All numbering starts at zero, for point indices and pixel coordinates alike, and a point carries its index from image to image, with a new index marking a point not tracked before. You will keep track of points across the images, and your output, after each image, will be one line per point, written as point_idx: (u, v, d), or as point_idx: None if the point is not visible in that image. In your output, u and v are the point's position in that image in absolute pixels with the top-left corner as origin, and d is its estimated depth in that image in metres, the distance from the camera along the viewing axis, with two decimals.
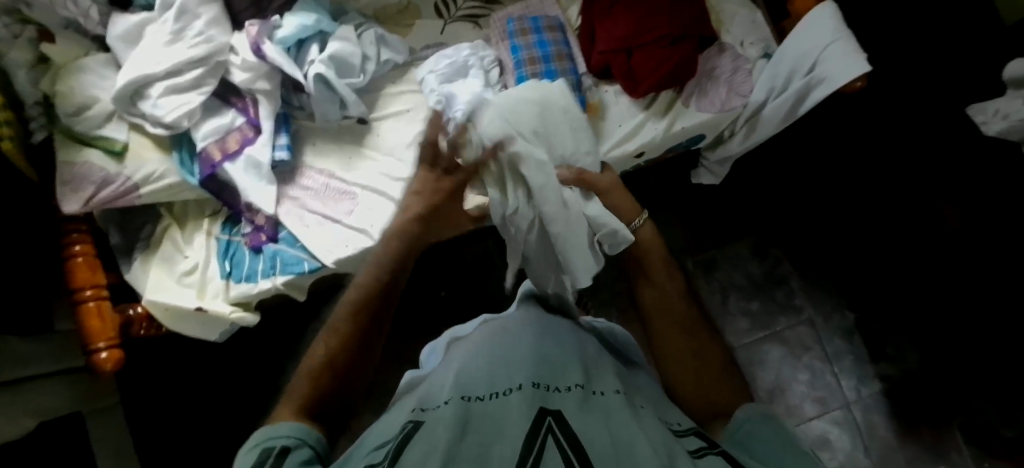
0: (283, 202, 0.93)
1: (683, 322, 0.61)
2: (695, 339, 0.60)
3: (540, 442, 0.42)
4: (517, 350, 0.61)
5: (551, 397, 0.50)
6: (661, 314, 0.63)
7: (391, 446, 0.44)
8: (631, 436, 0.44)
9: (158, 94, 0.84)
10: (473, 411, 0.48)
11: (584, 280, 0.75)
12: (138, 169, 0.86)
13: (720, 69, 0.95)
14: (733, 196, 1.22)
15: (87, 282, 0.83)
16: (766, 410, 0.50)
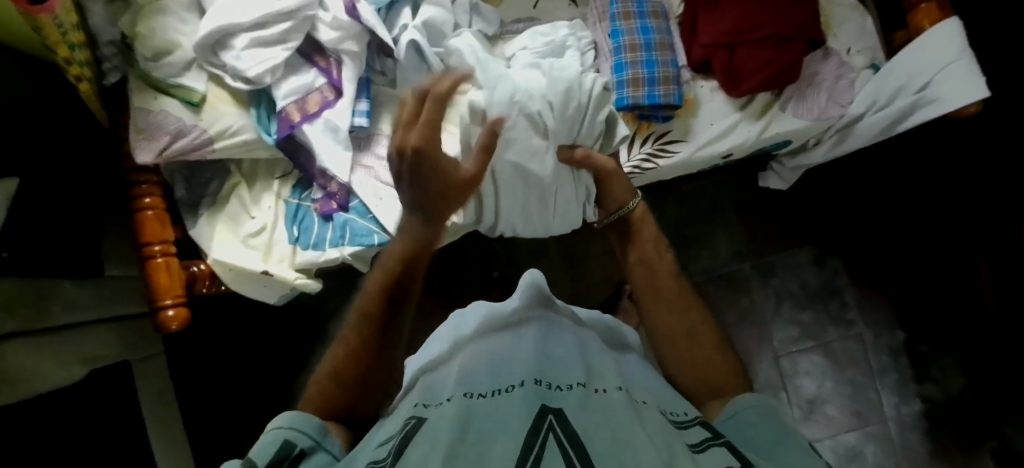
0: (356, 169, 0.90)
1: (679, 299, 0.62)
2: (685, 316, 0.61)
3: (540, 441, 0.40)
4: (520, 348, 0.58)
5: (553, 395, 0.47)
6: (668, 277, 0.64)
7: (395, 443, 0.43)
8: (631, 435, 0.41)
9: (242, 46, 0.80)
10: (470, 407, 0.46)
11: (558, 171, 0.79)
12: (214, 122, 0.82)
13: (822, 75, 0.91)
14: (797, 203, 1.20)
15: (156, 238, 0.80)
16: (771, 406, 0.50)
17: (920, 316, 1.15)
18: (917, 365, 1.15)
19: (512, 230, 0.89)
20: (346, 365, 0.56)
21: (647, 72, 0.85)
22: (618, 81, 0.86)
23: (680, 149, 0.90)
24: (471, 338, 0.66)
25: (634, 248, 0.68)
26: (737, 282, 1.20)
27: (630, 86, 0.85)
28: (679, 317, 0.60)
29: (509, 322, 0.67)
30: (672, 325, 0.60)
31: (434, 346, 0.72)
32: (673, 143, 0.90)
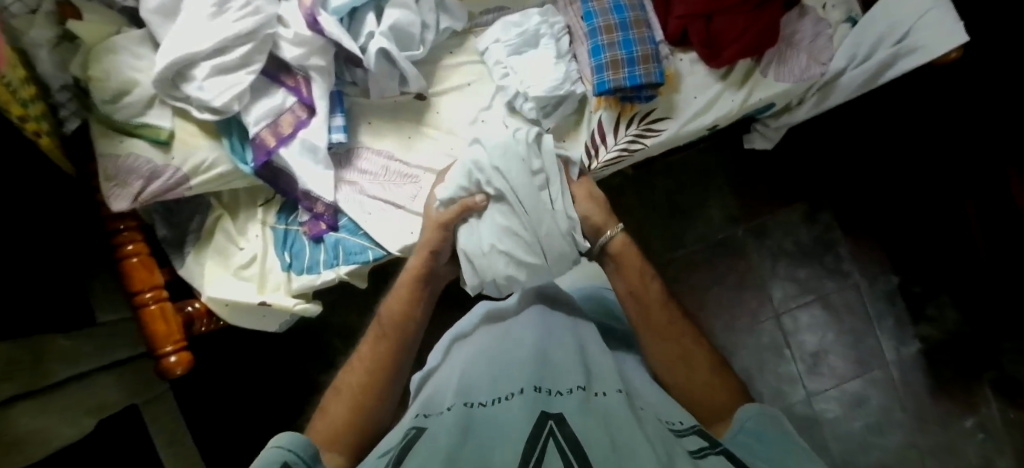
0: (341, 186, 0.88)
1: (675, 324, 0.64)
2: (687, 338, 0.64)
3: (540, 447, 0.42)
4: (520, 352, 0.60)
5: (553, 400, 0.49)
6: (663, 302, 0.66)
7: (395, 452, 0.46)
8: (631, 438, 0.43)
9: (203, 76, 0.76)
10: (472, 417, 0.49)
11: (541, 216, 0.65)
12: (187, 158, 0.79)
13: (801, 34, 0.90)
14: (784, 160, 1.21)
15: (146, 285, 0.78)
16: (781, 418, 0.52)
17: (911, 258, 1.18)
18: (915, 305, 1.17)
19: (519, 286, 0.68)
20: (364, 386, 0.62)
21: (625, 53, 0.83)
22: (597, 65, 0.83)
23: (666, 127, 0.89)
24: (472, 345, 0.68)
25: (615, 273, 0.68)
26: (733, 246, 1.21)
27: (609, 69, 0.83)
28: (669, 339, 0.63)
29: (509, 323, 0.69)
30: (664, 349, 0.63)
31: (438, 356, 0.74)
32: (659, 121, 0.89)
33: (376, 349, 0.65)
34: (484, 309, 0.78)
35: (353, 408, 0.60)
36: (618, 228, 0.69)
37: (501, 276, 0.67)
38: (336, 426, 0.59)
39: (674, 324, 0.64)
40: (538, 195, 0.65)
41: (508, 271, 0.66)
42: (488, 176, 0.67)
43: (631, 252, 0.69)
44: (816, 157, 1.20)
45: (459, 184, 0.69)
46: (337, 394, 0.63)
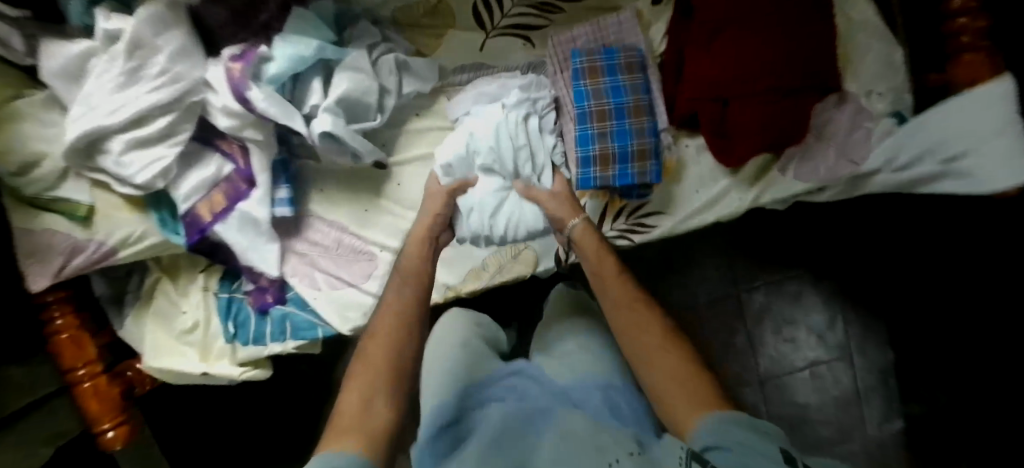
0: (288, 257, 0.79)
1: (637, 303, 0.61)
2: (647, 317, 0.60)
3: None
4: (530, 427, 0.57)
5: None
6: (620, 278, 0.63)
7: None
8: None
9: (120, 150, 0.66)
10: None
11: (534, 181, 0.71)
12: (112, 232, 0.71)
13: (835, 125, 0.74)
14: (790, 220, 1.10)
15: (77, 362, 0.75)
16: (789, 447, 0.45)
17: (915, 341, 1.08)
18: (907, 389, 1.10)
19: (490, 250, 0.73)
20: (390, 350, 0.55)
21: (618, 146, 0.70)
22: (583, 156, 0.70)
23: (658, 223, 0.76)
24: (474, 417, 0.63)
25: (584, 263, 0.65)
26: (725, 306, 1.12)
27: (597, 164, 0.70)
28: (629, 312, 0.60)
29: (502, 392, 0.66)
30: (629, 322, 0.59)
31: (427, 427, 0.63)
32: (651, 215, 0.76)
33: (411, 292, 0.61)
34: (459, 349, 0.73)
35: (384, 373, 0.54)
36: (583, 217, 0.66)
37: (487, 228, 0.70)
38: (364, 392, 0.52)
39: (634, 299, 0.61)
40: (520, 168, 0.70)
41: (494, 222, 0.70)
42: (478, 149, 0.69)
43: (597, 242, 0.65)
44: (824, 221, 1.09)
45: (452, 159, 0.70)
46: (367, 352, 0.56)
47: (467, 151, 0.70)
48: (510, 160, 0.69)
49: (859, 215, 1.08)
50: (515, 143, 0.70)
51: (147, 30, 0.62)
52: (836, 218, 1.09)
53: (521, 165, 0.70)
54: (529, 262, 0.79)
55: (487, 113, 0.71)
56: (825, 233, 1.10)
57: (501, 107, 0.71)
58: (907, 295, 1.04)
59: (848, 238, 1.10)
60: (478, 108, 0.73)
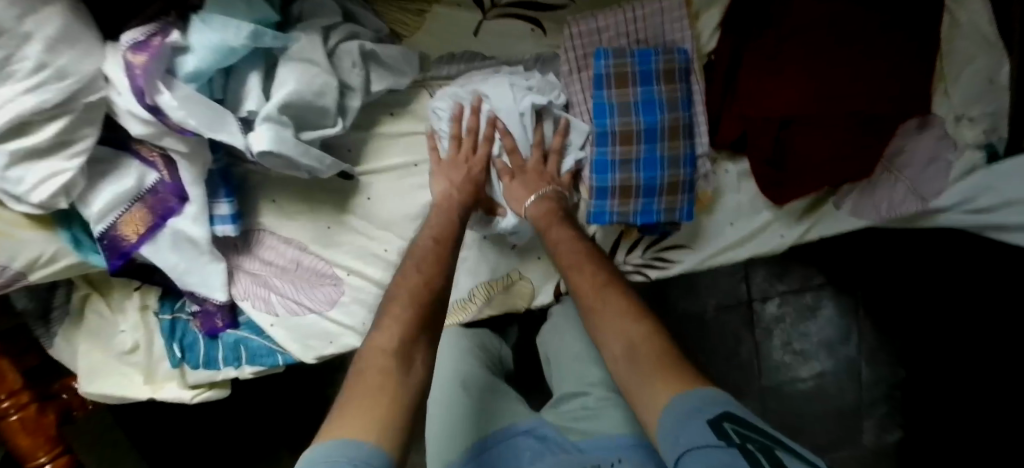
0: (237, 276, 0.67)
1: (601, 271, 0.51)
2: (614, 286, 0.50)
3: None
4: None
5: None
6: (575, 246, 0.54)
7: None
8: None
9: (2, 165, 0.51)
10: None
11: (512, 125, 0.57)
12: (13, 255, 0.57)
13: (912, 156, 0.58)
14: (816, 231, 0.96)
15: (0, 392, 0.65)
16: (738, 426, 0.33)
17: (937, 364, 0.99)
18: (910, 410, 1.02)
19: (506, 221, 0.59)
20: (431, 299, 0.47)
21: (643, 178, 0.55)
22: (599, 188, 0.55)
23: (681, 258, 0.63)
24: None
25: (550, 245, 0.54)
26: (739, 314, 1.01)
27: (616, 197, 0.56)
28: (577, 274, 0.52)
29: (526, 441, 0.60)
30: (576, 284, 0.52)
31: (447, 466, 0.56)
32: (673, 249, 0.63)
33: (443, 258, 0.51)
34: (467, 387, 0.65)
35: (421, 319, 0.45)
36: (551, 189, 0.57)
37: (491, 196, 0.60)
38: (403, 347, 0.42)
39: (586, 261, 0.52)
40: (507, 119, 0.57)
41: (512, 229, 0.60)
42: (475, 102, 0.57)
43: (549, 219, 0.55)
44: (854, 239, 0.98)
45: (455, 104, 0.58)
46: (403, 285, 0.47)
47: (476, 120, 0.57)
48: (496, 108, 0.57)
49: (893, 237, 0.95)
50: (511, 97, 0.56)
51: (4, 14, 0.44)
52: (864, 237, 0.97)
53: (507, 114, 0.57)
54: (525, 295, 0.67)
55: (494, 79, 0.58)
56: (854, 248, 0.98)
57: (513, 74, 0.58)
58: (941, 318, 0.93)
59: (876, 259, 0.98)
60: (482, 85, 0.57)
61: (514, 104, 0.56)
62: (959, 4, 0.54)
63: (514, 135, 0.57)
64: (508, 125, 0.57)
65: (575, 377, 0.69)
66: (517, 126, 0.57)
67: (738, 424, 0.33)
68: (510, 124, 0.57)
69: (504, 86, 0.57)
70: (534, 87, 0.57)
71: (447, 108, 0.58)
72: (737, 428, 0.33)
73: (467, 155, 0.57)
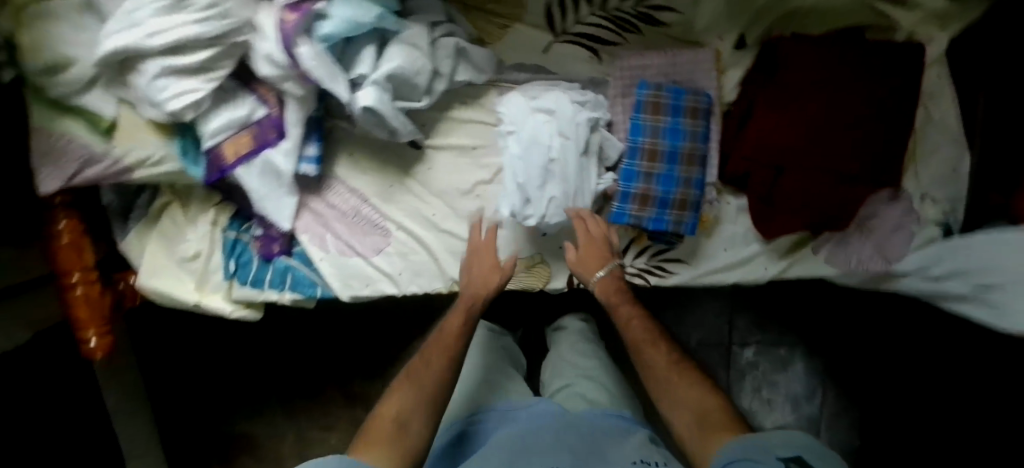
0: (302, 213, 0.79)
1: (661, 342, 0.62)
2: (677, 359, 0.60)
3: None
4: (547, 435, 0.60)
5: None
6: (642, 322, 0.65)
7: None
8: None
9: (154, 74, 0.63)
10: None
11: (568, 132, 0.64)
12: (130, 152, 0.70)
13: (879, 220, 0.70)
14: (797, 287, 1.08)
15: (74, 267, 0.74)
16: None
17: None
18: None
19: (549, 213, 0.66)
20: (439, 373, 0.60)
21: (661, 191, 0.67)
22: (623, 192, 0.68)
23: (678, 271, 0.74)
24: (502, 421, 0.67)
25: (615, 316, 0.66)
26: (718, 352, 1.12)
27: (635, 203, 0.67)
28: (648, 348, 0.61)
29: (528, 403, 0.70)
30: (650, 360, 0.60)
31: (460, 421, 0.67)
32: (674, 261, 0.74)
33: (464, 332, 0.65)
34: (478, 364, 0.78)
35: (423, 391, 0.58)
36: (614, 265, 0.68)
37: (537, 195, 0.65)
38: (400, 415, 0.55)
39: (655, 337, 0.63)
40: (566, 130, 0.64)
41: (553, 225, 0.68)
42: (533, 111, 0.66)
43: (610, 289, 0.68)
44: (833, 300, 1.08)
45: (508, 111, 0.67)
46: (415, 370, 0.61)
47: (534, 127, 0.65)
48: (553, 115, 0.65)
49: (871, 303, 1.05)
50: (569, 113, 0.65)
51: None
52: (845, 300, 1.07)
53: (564, 123, 0.64)
54: (542, 277, 0.78)
55: (547, 93, 0.67)
56: (831, 311, 1.08)
57: (564, 92, 0.67)
58: (895, 388, 1.04)
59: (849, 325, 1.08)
60: (541, 102, 0.65)
61: (568, 117, 0.64)
62: (932, 101, 0.68)
63: (571, 142, 0.64)
64: (565, 132, 0.64)
65: (572, 367, 0.79)
66: (575, 133, 0.64)
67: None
68: (569, 132, 0.64)
69: (562, 103, 0.65)
70: (584, 108, 0.66)
71: (507, 109, 0.67)
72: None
73: (524, 165, 0.65)
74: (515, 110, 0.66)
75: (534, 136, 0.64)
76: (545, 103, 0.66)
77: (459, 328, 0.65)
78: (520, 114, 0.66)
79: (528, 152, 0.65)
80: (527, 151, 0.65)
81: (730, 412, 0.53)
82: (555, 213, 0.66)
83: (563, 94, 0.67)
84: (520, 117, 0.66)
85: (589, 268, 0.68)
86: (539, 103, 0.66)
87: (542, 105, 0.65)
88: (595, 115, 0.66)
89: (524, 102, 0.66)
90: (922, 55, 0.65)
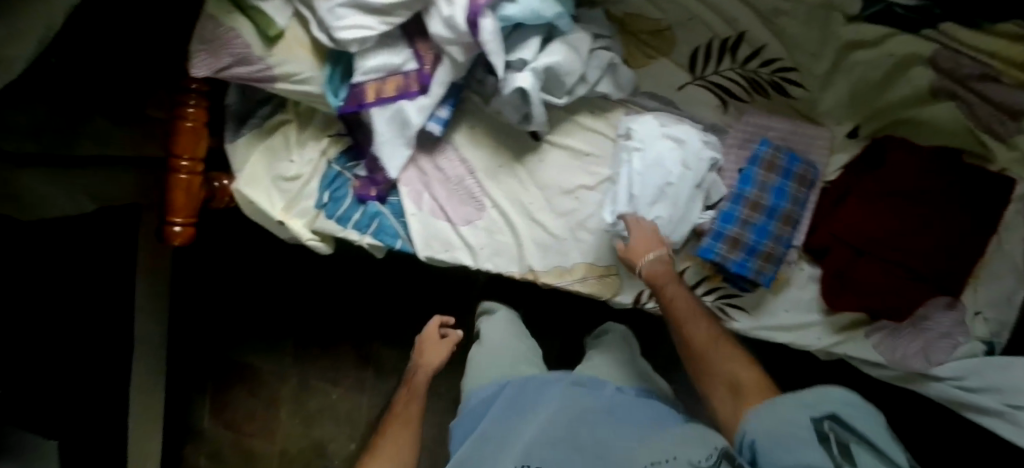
0: (409, 167, 0.83)
1: (701, 320, 0.63)
2: (715, 336, 0.62)
3: None
4: (566, 409, 0.65)
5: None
6: (686, 299, 0.65)
7: None
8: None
9: (340, 1, 0.68)
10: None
11: (691, 163, 0.71)
12: (284, 64, 0.74)
13: (931, 323, 0.77)
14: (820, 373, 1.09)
15: (185, 153, 0.76)
16: (837, 430, 0.45)
17: None
18: None
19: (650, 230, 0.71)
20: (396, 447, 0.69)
21: (752, 239, 0.73)
22: (718, 231, 0.73)
23: (738, 317, 0.80)
24: (528, 387, 0.74)
25: (659, 296, 0.67)
26: None
27: (726, 244, 0.73)
28: (690, 326, 0.63)
29: (552, 375, 0.75)
30: (691, 336, 0.62)
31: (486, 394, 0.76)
32: (735, 307, 0.80)
33: (409, 405, 0.75)
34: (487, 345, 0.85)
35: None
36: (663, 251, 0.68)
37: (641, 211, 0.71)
38: None
39: (697, 315, 0.64)
40: (688, 165, 0.71)
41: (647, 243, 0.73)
42: (662, 138, 0.72)
43: (661, 272, 0.67)
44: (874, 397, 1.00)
45: (639, 130, 0.73)
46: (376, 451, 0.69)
47: (660, 152, 0.71)
48: (682, 148, 0.71)
49: None
50: (696, 151, 0.71)
51: None
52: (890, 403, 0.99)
53: (688, 157, 0.71)
54: (611, 288, 0.82)
55: (678, 126, 0.74)
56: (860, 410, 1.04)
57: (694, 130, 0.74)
58: None
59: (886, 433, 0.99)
60: (671, 130, 0.72)
61: (693, 154, 0.71)
62: (1007, 232, 0.73)
63: (690, 174, 0.71)
64: (687, 161, 0.71)
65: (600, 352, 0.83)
66: (696, 166, 0.71)
67: (838, 432, 0.45)
68: (691, 165, 0.71)
69: (692, 142, 0.72)
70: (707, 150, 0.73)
71: (639, 129, 0.73)
72: (836, 429, 0.45)
73: (642, 183, 0.71)
74: (648, 133, 0.72)
75: (658, 159, 0.71)
76: (673, 134, 0.73)
77: (410, 402, 0.76)
78: (648, 136, 0.72)
79: (648, 172, 0.71)
80: (648, 170, 0.71)
81: (762, 376, 0.56)
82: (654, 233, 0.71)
83: (692, 133, 0.73)
84: (649, 138, 0.72)
85: (638, 250, 0.69)
86: (671, 133, 0.73)
87: (671, 135, 0.72)
88: (716, 156, 0.72)
89: (656, 126, 0.73)
90: (1010, 191, 0.71)
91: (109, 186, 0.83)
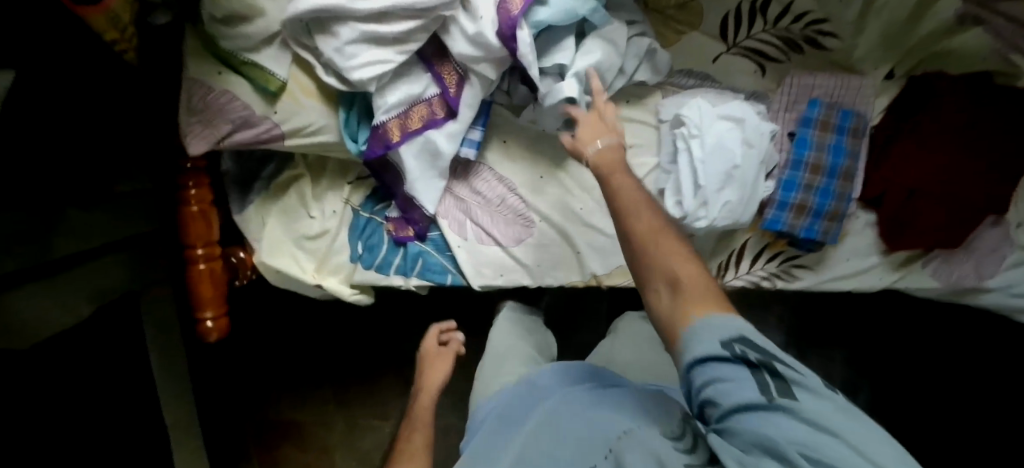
0: (444, 196, 0.77)
1: (641, 201, 0.47)
2: (654, 218, 0.46)
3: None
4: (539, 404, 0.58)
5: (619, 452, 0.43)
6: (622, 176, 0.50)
7: None
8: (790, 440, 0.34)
9: (347, 39, 0.60)
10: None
11: (752, 141, 0.69)
12: (292, 117, 0.65)
13: (979, 243, 0.79)
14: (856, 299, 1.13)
15: (200, 240, 0.67)
16: (749, 350, 0.36)
17: None
18: None
19: (721, 216, 0.69)
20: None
21: (817, 202, 0.72)
22: (782, 201, 0.72)
23: (803, 276, 0.81)
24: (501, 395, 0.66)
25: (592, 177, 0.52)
26: None
27: (792, 211, 0.73)
28: (629, 212, 0.47)
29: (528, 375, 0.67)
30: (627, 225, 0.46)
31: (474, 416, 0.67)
32: (799, 267, 0.80)
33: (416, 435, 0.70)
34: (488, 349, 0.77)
35: None
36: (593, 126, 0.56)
37: (708, 198, 0.68)
38: None
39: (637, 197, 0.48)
40: (748, 144, 0.69)
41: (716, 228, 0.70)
42: (716, 120, 0.70)
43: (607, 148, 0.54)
44: (911, 314, 1.05)
45: (690, 115, 0.70)
46: None
47: (716, 134, 0.69)
48: (740, 127, 0.69)
49: None
50: (756, 128, 0.70)
51: None
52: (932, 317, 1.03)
53: (746, 135, 0.69)
54: None
55: (731, 104, 0.71)
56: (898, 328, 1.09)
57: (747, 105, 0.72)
58: None
59: (929, 346, 1.04)
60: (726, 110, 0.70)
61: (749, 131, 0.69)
62: None
63: (751, 152, 0.69)
64: (747, 138, 0.69)
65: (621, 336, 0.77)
66: (754, 142, 0.69)
67: (758, 352, 0.36)
68: (753, 145, 0.69)
69: (749, 120, 0.70)
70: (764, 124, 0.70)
71: (688, 113, 0.70)
72: (746, 349, 0.36)
73: (707, 171, 0.68)
74: (703, 118, 0.69)
75: (718, 143, 0.68)
76: (724, 114, 0.70)
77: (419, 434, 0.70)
78: (701, 119, 0.69)
79: (708, 157, 0.68)
80: (709, 154, 0.68)
81: (709, 273, 0.42)
82: (723, 218, 0.69)
83: (745, 109, 0.71)
84: (702, 121, 0.69)
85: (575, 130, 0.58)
86: (725, 113, 0.70)
87: (724, 115, 0.70)
88: (774, 127, 0.71)
89: (708, 108, 0.70)
90: None
91: (105, 277, 0.58)
